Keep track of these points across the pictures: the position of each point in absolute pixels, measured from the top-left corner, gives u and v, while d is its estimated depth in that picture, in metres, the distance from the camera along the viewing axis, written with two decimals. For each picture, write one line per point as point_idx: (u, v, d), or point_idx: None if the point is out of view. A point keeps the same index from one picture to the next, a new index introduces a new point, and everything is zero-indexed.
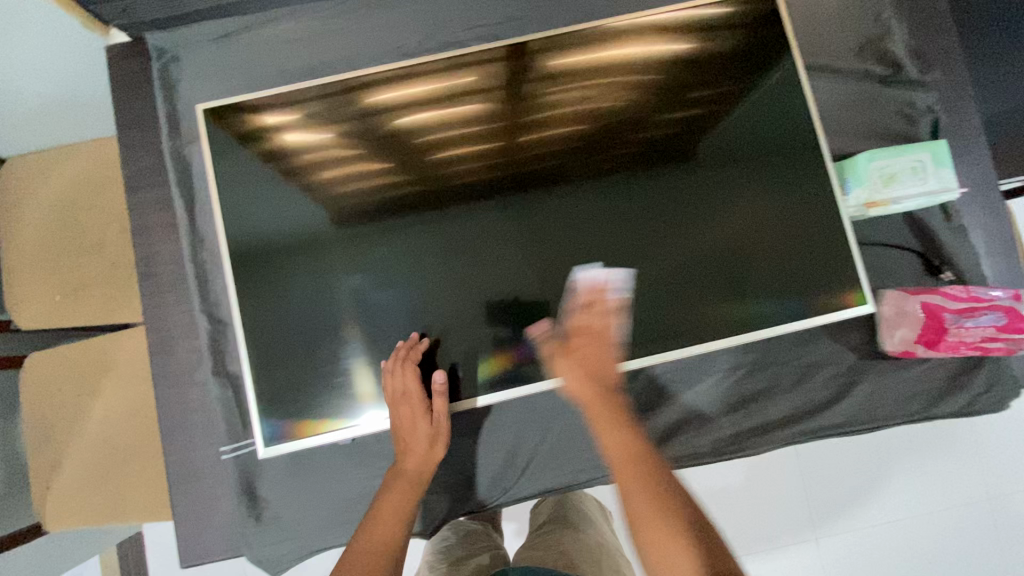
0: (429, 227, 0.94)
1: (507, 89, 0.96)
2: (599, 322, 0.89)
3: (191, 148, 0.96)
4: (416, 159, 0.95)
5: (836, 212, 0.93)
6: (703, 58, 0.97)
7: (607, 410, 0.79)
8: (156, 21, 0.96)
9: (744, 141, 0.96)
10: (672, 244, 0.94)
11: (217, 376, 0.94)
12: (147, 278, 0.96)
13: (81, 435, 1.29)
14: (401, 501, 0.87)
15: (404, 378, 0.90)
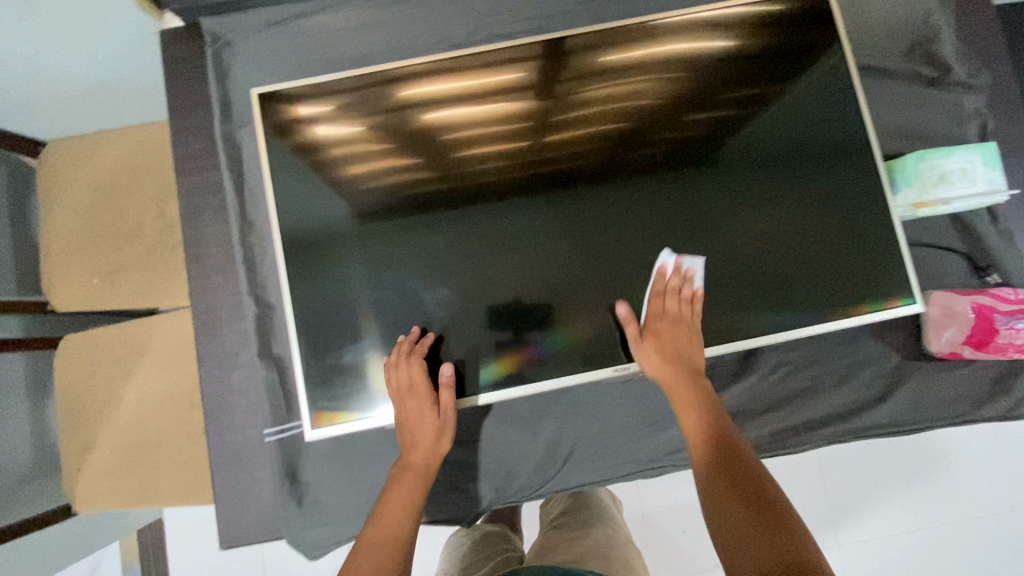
0: (473, 217, 0.94)
1: (549, 82, 0.96)
2: (681, 308, 0.91)
3: (243, 133, 0.97)
4: (459, 149, 0.95)
5: (875, 214, 0.94)
6: (744, 57, 0.97)
7: (691, 394, 0.83)
8: (213, 6, 0.97)
9: (788, 141, 0.96)
10: (709, 242, 0.94)
11: (263, 358, 0.94)
12: (195, 260, 0.97)
13: (114, 417, 1.29)
14: (410, 494, 0.85)
15: (408, 369, 0.89)
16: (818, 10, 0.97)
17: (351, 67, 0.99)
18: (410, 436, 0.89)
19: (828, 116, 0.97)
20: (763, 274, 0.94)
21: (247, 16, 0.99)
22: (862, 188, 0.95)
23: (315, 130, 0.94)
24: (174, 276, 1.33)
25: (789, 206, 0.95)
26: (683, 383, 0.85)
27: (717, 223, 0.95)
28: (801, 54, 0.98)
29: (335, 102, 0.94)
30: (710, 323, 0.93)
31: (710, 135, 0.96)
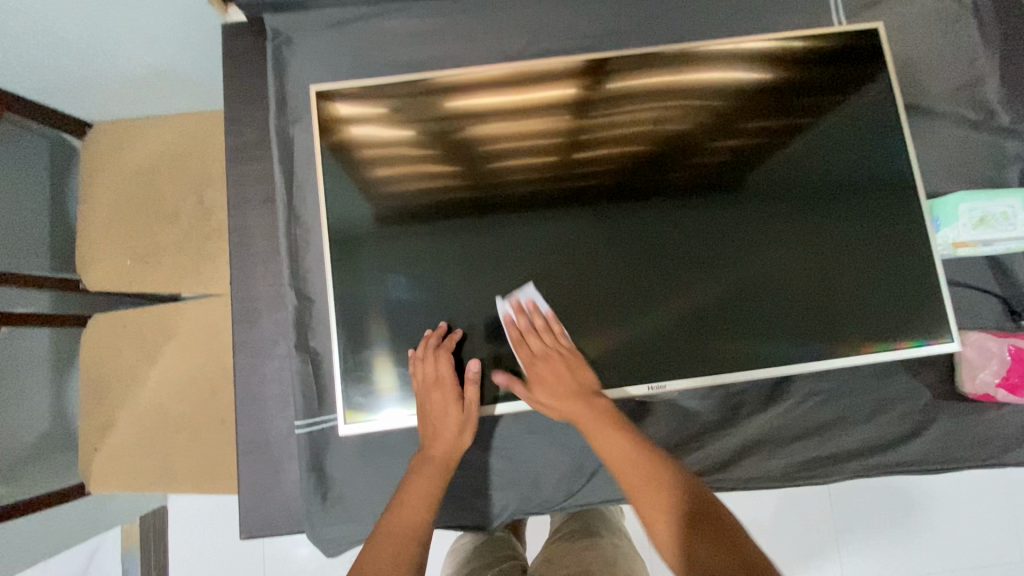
0: (510, 229, 0.96)
1: (591, 100, 0.97)
2: (552, 344, 0.91)
3: (296, 128, 0.99)
4: (501, 160, 0.96)
5: (896, 252, 0.96)
6: (780, 89, 0.99)
7: (610, 422, 0.82)
8: (278, 4, 0.99)
9: (823, 173, 0.98)
10: (727, 267, 0.96)
11: (298, 351, 0.94)
12: (239, 248, 0.98)
13: (135, 400, 1.29)
14: (429, 486, 0.85)
15: (435, 363, 0.90)
16: (858, 48, 0.99)
17: (405, 72, 1.01)
18: (432, 429, 0.90)
19: (864, 151, 0.98)
20: (795, 302, 0.96)
21: (309, 15, 1.01)
22: (899, 224, 0.96)
23: (367, 130, 0.96)
24: (207, 263, 1.34)
25: (825, 237, 0.97)
26: (593, 418, 0.84)
27: (752, 248, 0.97)
28: (840, 88, 0.99)
29: (388, 104, 0.96)
30: (742, 345, 0.94)
31: (746, 161, 0.98)
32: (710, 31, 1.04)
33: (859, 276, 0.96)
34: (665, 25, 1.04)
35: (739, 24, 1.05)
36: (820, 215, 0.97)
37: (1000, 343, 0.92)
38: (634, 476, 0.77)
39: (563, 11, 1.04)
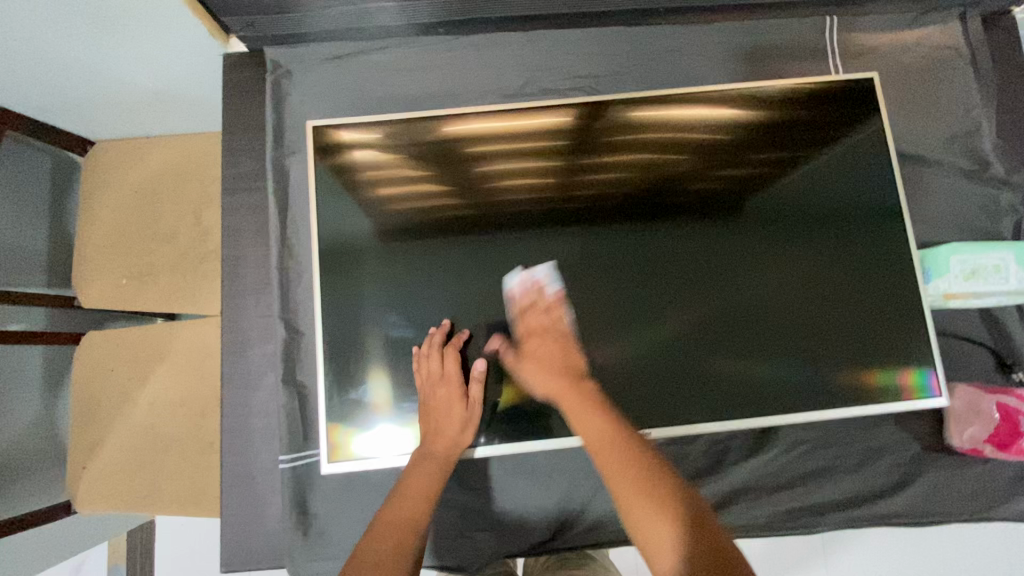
0: (499, 261, 0.96)
1: (584, 135, 0.98)
2: (548, 319, 0.94)
3: (292, 160, 1.00)
4: (493, 193, 0.97)
5: (881, 289, 0.96)
6: (774, 126, 0.99)
7: (584, 400, 0.83)
8: (277, 37, 1.00)
9: (824, 202, 0.98)
10: (709, 296, 0.96)
11: (285, 384, 0.95)
12: (232, 278, 0.99)
13: (126, 419, 1.30)
14: (433, 478, 0.86)
15: (440, 361, 0.92)
16: (851, 91, 0.99)
17: (402, 106, 1.01)
18: (435, 424, 0.91)
19: (865, 184, 0.98)
20: (777, 332, 0.96)
21: (309, 48, 1.02)
22: (898, 258, 0.96)
23: (365, 158, 0.96)
24: (202, 283, 1.35)
25: (823, 264, 0.97)
26: (574, 394, 0.85)
27: (749, 273, 0.97)
28: (840, 125, 1.00)
29: (384, 137, 0.97)
30: (735, 371, 0.94)
31: (744, 191, 0.98)
32: (706, 74, 1.05)
33: (845, 310, 0.96)
34: (662, 67, 1.05)
35: (735, 68, 1.05)
36: (806, 248, 0.98)
37: (986, 400, 0.91)
38: (605, 449, 0.75)
39: (563, 49, 1.04)
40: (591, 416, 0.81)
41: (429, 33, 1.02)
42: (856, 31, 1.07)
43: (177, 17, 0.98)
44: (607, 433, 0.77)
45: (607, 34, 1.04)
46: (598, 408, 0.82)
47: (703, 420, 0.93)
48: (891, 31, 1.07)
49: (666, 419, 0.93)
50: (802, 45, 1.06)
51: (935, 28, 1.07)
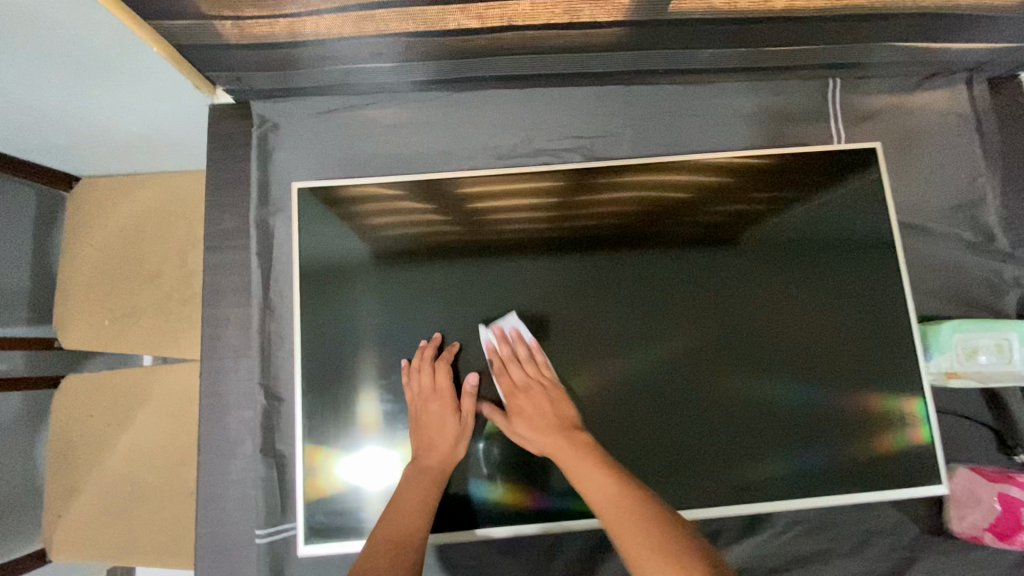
0: (495, 314, 0.96)
1: (579, 183, 0.98)
2: (532, 373, 0.93)
3: (276, 220, 0.98)
4: (489, 246, 0.97)
5: (874, 330, 0.96)
6: (768, 174, 0.99)
7: (585, 457, 0.82)
8: (265, 92, 0.98)
9: (823, 236, 0.99)
10: (701, 318, 0.97)
11: (265, 455, 0.92)
12: (211, 340, 0.96)
13: (102, 467, 1.27)
14: (427, 493, 0.86)
15: (432, 374, 0.92)
16: (839, 154, 1.00)
17: (391, 166, 1.00)
18: (427, 438, 0.91)
19: (864, 223, 0.98)
20: (768, 358, 0.96)
21: (299, 103, 1.00)
22: (893, 293, 0.97)
23: (368, 210, 0.96)
24: (186, 327, 1.32)
25: (822, 293, 0.98)
26: (569, 449, 0.84)
27: (747, 298, 0.97)
28: (833, 173, 1.00)
29: (382, 202, 0.97)
30: (728, 400, 0.95)
31: (743, 226, 0.99)
32: (703, 138, 1.03)
33: (836, 350, 0.97)
34: (659, 129, 1.03)
35: (733, 131, 1.03)
36: (797, 283, 0.98)
37: (989, 490, 0.89)
38: (620, 515, 0.74)
39: (557, 109, 1.02)
40: (582, 476, 0.81)
41: (420, 89, 1.00)
42: (858, 94, 1.04)
43: (158, 81, 0.94)
44: (613, 498, 0.76)
45: (601, 94, 1.03)
46: (596, 462, 0.81)
47: (697, 446, 0.94)
48: (894, 95, 1.04)
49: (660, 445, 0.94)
50: (800, 109, 1.04)
51: (940, 94, 1.04)
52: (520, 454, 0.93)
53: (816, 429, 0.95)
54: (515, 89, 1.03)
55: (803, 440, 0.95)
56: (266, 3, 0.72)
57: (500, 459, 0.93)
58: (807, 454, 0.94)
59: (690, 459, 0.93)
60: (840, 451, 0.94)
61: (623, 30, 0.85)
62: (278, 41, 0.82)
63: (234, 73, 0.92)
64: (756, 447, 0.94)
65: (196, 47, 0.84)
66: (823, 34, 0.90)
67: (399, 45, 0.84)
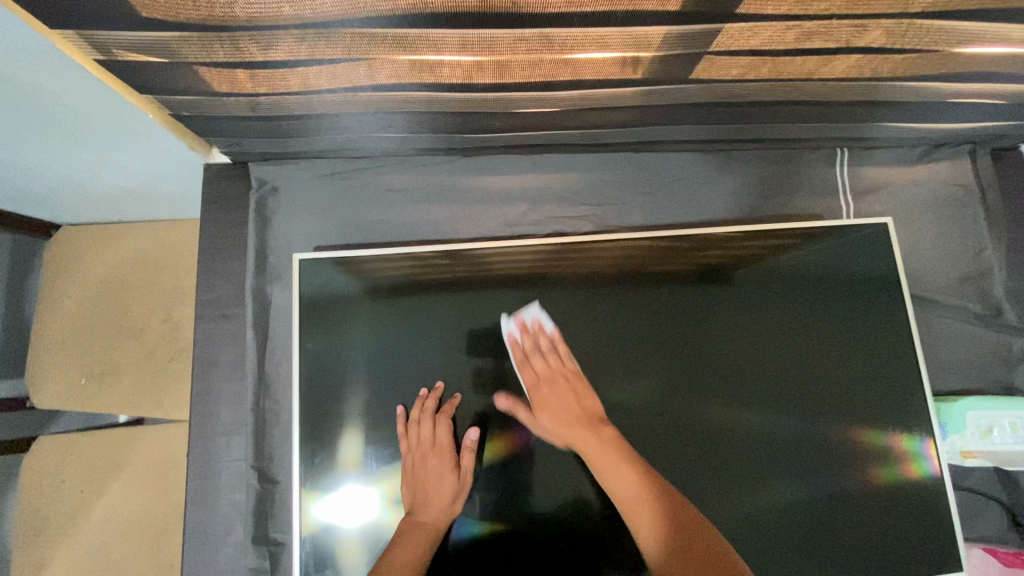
0: (501, 381, 0.91)
1: (586, 244, 0.95)
2: (552, 367, 0.92)
3: (275, 288, 0.93)
4: (496, 314, 0.92)
5: (879, 380, 0.96)
6: (777, 240, 0.98)
7: (597, 435, 0.87)
8: (265, 154, 0.95)
9: (830, 285, 0.98)
10: (700, 349, 0.95)
11: (257, 545, 0.86)
12: (201, 417, 0.90)
13: (76, 537, 1.19)
14: (416, 552, 0.82)
15: (433, 428, 0.88)
16: (849, 227, 0.99)
17: (399, 232, 0.98)
18: (424, 494, 0.87)
19: (872, 279, 0.98)
20: (768, 393, 0.95)
21: (300, 166, 0.97)
22: (902, 347, 0.96)
23: (369, 283, 0.92)
24: (172, 386, 1.27)
25: (829, 340, 0.97)
26: (580, 425, 0.88)
27: (745, 328, 0.96)
28: (839, 235, 0.99)
29: (391, 270, 0.92)
30: (730, 434, 0.93)
31: (746, 273, 0.97)
32: (713, 207, 1.02)
33: (845, 403, 0.95)
34: (670, 197, 1.02)
35: (745, 198, 1.03)
36: (799, 323, 0.97)
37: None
38: (618, 487, 0.83)
39: (568, 177, 1.01)
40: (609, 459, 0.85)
41: (427, 153, 0.98)
42: (865, 165, 1.05)
43: (152, 143, 0.90)
44: (620, 471, 0.84)
45: (611, 160, 1.02)
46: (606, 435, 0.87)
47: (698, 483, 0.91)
48: (899, 166, 1.06)
49: None
50: (807, 177, 1.04)
51: (945, 165, 1.06)
52: (510, 500, 0.88)
53: (816, 468, 0.93)
54: (525, 154, 1.01)
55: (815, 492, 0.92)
56: (279, 81, 0.71)
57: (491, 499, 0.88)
58: (809, 495, 0.92)
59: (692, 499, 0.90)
60: (849, 502, 0.92)
61: (635, 109, 0.85)
62: (288, 112, 0.80)
63: (233, 137, 0.89)
64: (756, 482, 0.92)
65: (198, 117, 0.83)
66: (834, 114, 0.90)
67: (408, 117, 0.84)
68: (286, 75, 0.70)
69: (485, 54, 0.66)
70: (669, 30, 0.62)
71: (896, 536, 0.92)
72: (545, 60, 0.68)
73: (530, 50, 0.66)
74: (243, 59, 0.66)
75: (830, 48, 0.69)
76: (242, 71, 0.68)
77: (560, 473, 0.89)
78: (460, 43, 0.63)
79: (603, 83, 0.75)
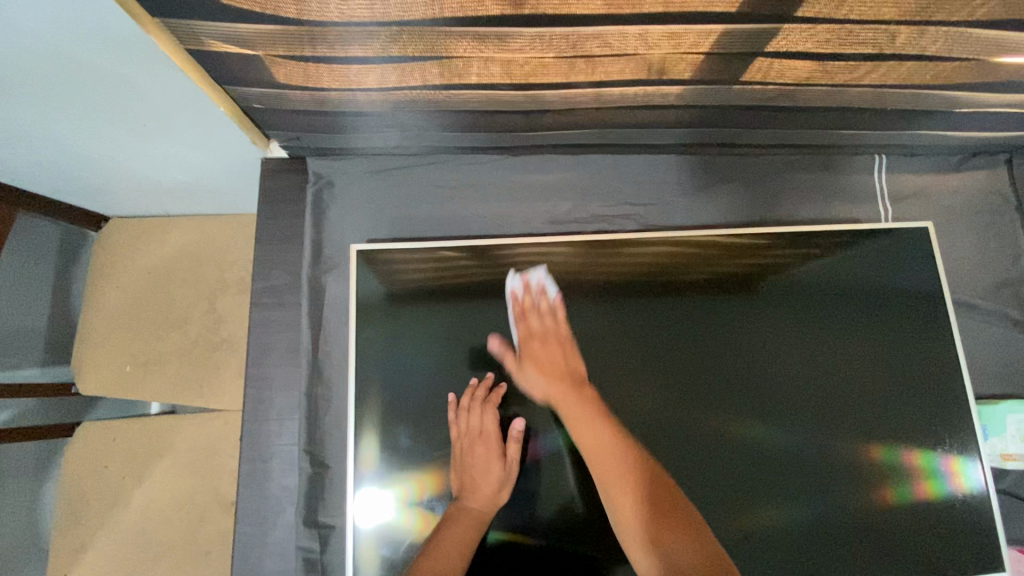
0: (548, 372, 0.94)
1: (631, 244, 0.98)
2: (549, 323, 0.96)
3: (329, 278, 0.97)
4: (544, 308, 0.96)
5: (920, 384, 0.98)
6: (816, 242, 1.00)
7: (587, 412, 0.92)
8: (322, 150, 0.98)
9: (865, 289, 1.00)
10: (746, 350, 0.98)
11: (307, 527, 0.89)
12: (256, 401, 0.93)
13: (115, 522, 1.21)
14: (465, 538, 0.88)
15: (481, 417, 0.91)
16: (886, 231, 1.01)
17: (448, 228, 1.01)
18: (471, 481, 0.89)
19: (909, 283, 1.00)
20: (811, 394, 0.97)
21: (355, 161, 1.01)
22: (940, 351, 0.98)
23: (421, 275, 0.95)
24: (213, 376, 1.29)
25: (870, 343, 0.99)
26: (575, 404, 0.92)
27: (779, 333, 0.99)
28: (878, 239, 1.01)
29: (442, 263, 0.96)
30: (759, 438, 0.94)
31: (787, 275, 1.00)
32: (754, 209, 1.05)
33: (885, 405, 0.97)
34: (712, 199, 1.05)
35: (784, 202, 1.05)
36: (840, 326, 0.99)
37: None
38: (602, 456, 0.90)
39: (612, 177, 1.04)
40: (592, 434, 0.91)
41: (478, 151, 1.01)
42: (903, 171, 1.08)
43: (217, 136, 0.93)
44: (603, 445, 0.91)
45: (654, 162, 1.05)
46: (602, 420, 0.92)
47: (735, 481, 0.93)
48: (937, 172, 1.08)
49: (714, 485, 0.92)
50: (846, 182, 1.07)
51: (981, 173, 1.08)
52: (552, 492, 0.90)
53: (845, 470, 0.95)
54: (570, 155, 1.04)
55: (848, 492, 0.94)
56: (349, 77, 0.75)
57: (517, 498, 0.90)
58: (844, 496, 0.94)
59: (712, 497, 0.92)
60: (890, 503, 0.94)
61: (684, 111, 0.88)
62: (352, 107, 0.84)
63: (295, 132, 0.93)
64: (797, 481, 0.94)
65: (265, 109, 0.86)
66: (876, 121, 0.92)
67: (464, 115, 0.87)
68: (358, 70, 0.73)
69: (551, 52, 0.69)
70: (732, 31, 0.65)
71: (933, 536, 0.93)
72: (605, 59, 0.71)
73: (593, 50, 0.69)
74: (320, 54, 0.69)
75: (883, 53, 0.72)
76: (318, 65, 0.72)
77: (600, 468, 0.90)
78: (528, 40, 0.66)
79: (658, 83, 0.78)
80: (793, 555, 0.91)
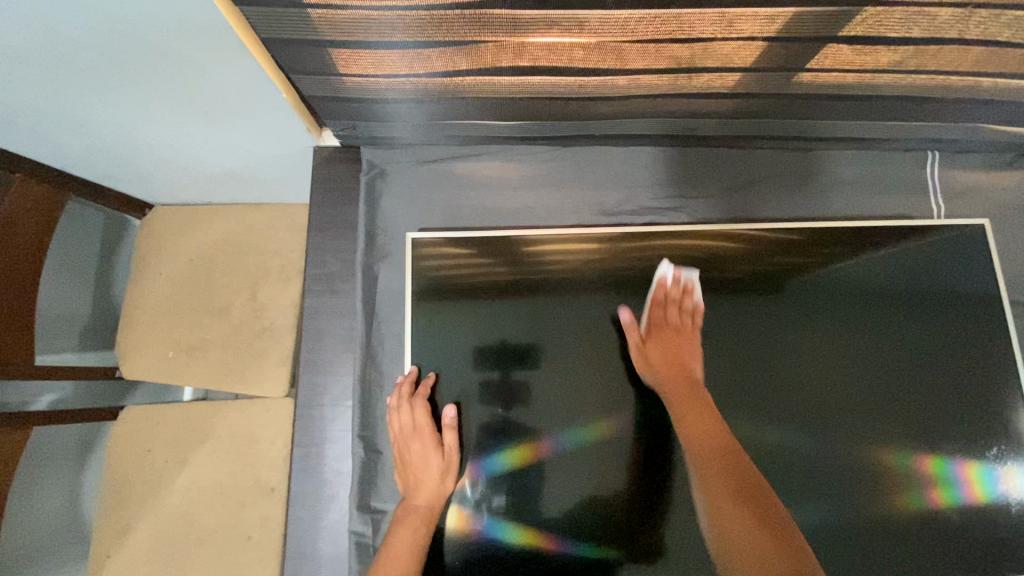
0: (593, 362, 0.95)
1: (678, 239, 0.99)
2: (679, 319, 0.96)
3: (382, 267, 0.98)
4: (591, 299, 0.97)
5: (970, 380, 0.98)
6: (866, 239, 1.01)
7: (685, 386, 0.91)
8: (376, 140, 0.99)
9: (912, 294, 1.00)
10: (798, 346, 0.98)
11: (360, 511, 0.90)
12: (309, 386, 0.95)
13: (158, 505, 1.22)
14: (415, 540, 0.85)
15: (411, 412, 0.90)
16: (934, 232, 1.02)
17: (499, 218, 1.01)
18: (413, 477, 0.89)
19: (955, 284, 1.01)
20: (863, 389, 0.97)
21: (406, 150, 1.02)
22: (989, 348, 0.99)
23: (471, 264, 0.96)
24: (253, 363, 1.30)
25: (921, 340, 0.99)
26: (677, 362, 0.93)
27: (819, 331, 0.98)
28: (926, 239, 1.01)
29: (492, 252, 0.97)
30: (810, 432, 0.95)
31: (835, 271, 1.00)
32: (805, 204, 1.04)
33: (936, 401, 0.97)
34: (762, 193, 1.04)
35: (834, 197, 1.05)
36: (891, 323, 0.99)
37: None
38: (697, 417, 0.88)
39: (662, 171, 1.04)
40: (696, 409, 0.89)
41: (529, 142, 1.02)
42: (956, 169, 1.07)
43: (273, 124, 0.94)
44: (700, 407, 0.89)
45: (704, 156, 1.05)
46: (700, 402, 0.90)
47: (785, 474, 0.93)
48: (990, 170, 1.07)
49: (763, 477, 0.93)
50: (897, 178, 1.06)
51: None
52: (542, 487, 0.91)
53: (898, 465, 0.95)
54: (621, 148, 1.04)
55: (899, 494, 0.94)
56: (418, 63, 0.75)
57: (537, 506, 0.90)
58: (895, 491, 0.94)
59: None
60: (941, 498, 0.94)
61: (743, 102, 0.87)
62: (414, 95, 0.84)
63: (351, 121, 0.94)
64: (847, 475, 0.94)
65: (326, 98, 0.87)
66: (935, 114, 0.92)
67: (523, 104, 0.87)
68: (430, 56, 0.73)
69: (621, 35, 0.69)
70: (809, 15, 0.65)
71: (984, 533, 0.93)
72: (680, 44, 0.71)
73: (670, 36, 0.69)
74: (394, 39, 0.70)
75: (955, 38, 0.71)
76: (391, 50, 0.72)
77: (588, 469, 0.91)
78: (600, 24, 0.66)
79: (725, 70, 0.78)
80: (840, 548, 0.91)
